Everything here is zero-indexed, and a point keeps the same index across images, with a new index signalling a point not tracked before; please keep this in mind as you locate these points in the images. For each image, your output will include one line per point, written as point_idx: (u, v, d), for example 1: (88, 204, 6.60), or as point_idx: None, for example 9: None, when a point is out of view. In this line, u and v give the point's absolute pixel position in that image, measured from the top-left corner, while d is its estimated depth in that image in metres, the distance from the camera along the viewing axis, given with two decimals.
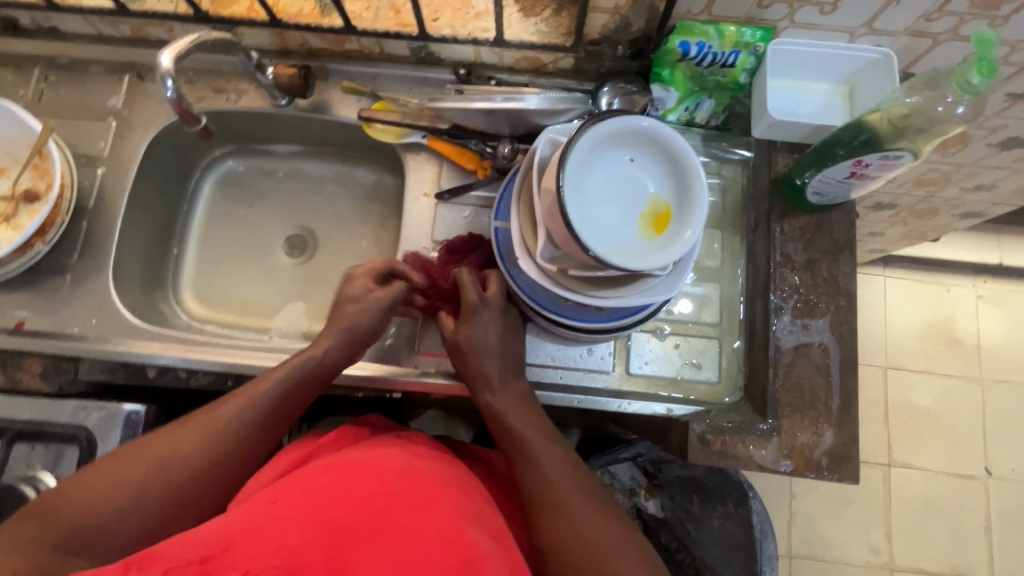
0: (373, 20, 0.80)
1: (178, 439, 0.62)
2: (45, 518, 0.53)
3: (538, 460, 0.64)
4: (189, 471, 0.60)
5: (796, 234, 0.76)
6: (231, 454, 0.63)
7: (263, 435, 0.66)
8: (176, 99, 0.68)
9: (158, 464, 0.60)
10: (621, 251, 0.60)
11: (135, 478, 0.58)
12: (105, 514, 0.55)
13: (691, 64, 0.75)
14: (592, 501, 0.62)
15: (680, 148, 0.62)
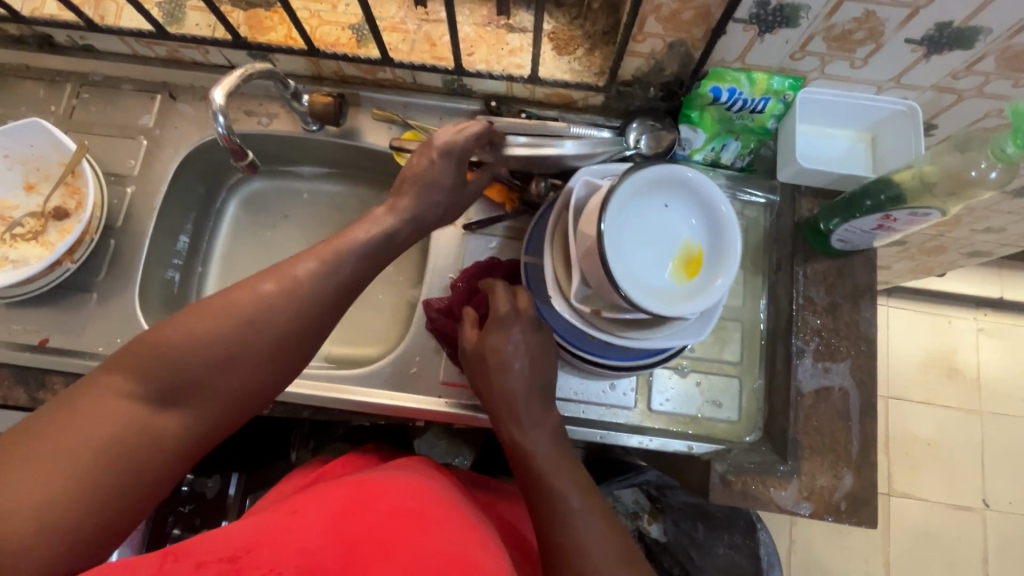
0: (409, 52, 0.81)
1: (247, 301, 0.54)
2: (131, 367, 0.51)
3: (547, 479, 0.61)
4: (265, 332, 0.54)
5: (819, 277, 0.78)
6: (307, 316, 0.56)
7: (340, 294, 0.59)
8: (226, 135, 0.68)
9: (236, 325, 0.53)
10: (655, 296, 0.61)
11: (214, 331, 0.52)
12: (189, 367, 0.51)
13: (721, 108, 0.77)
14: (603, 527, 0.58)
15: (713, 198, 0.64)
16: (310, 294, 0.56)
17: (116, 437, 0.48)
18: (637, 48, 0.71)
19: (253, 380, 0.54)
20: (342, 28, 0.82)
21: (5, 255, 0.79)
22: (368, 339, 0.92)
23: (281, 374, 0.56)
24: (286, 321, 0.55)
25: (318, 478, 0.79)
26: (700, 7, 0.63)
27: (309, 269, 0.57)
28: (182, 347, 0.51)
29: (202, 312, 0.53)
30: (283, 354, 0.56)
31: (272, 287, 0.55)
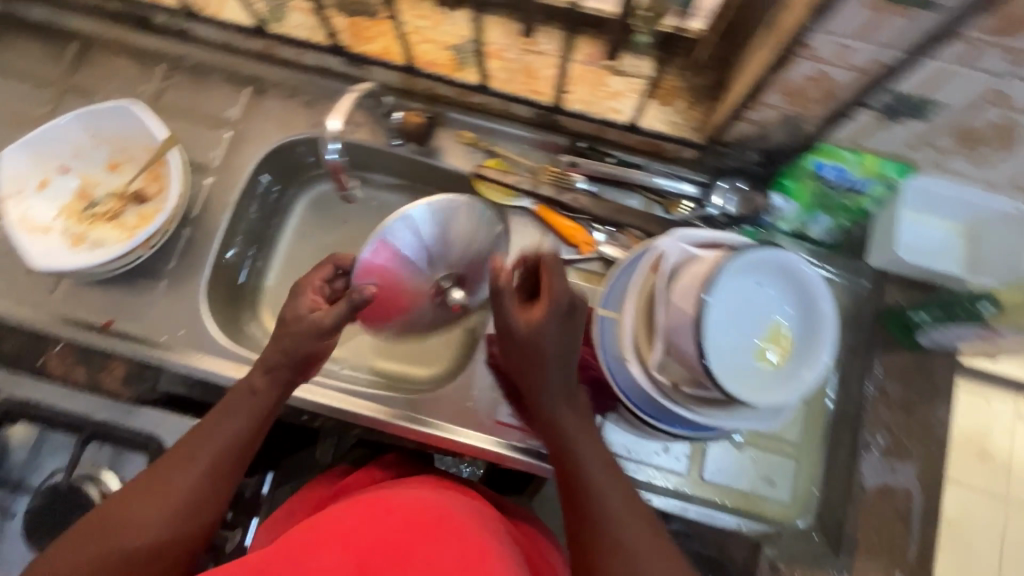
0: (506, 81, 0.81)
1: (162, 483, 0.59)
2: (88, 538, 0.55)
3: (589, 469, 0.58)
4: (178, 502, 0.58)
5: (896, 371, 0.75)
6: (216, 476, 0.61)
7: (243, 448, 0.63)
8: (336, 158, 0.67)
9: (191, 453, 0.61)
10: (740, 379, 0.58)
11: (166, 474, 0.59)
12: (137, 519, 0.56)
13: (822, 184, 0.75)
14: (645, 520, 0.56)
15: (813, 284, 0.61)
16: (222, 453, 0.61)
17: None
18: (749, 114, 0.69)
19: (170, 547, 0.57)
20: (442, 48, 0.81)
21: (83, 234, 0.79)
22: (418, 359, 0.90)
23: (200, 535, 0.59)
24: (197, 484, 0.60)
25: (342, 487, 0.78)
26: (830, 87, 0.60)
27: (219, 431, 0.62)
28: (101, 538, 0.55)
29: (121, 502, 0.58)
30: (197, 513, 0.59)
31: (190, 458, 0.61)
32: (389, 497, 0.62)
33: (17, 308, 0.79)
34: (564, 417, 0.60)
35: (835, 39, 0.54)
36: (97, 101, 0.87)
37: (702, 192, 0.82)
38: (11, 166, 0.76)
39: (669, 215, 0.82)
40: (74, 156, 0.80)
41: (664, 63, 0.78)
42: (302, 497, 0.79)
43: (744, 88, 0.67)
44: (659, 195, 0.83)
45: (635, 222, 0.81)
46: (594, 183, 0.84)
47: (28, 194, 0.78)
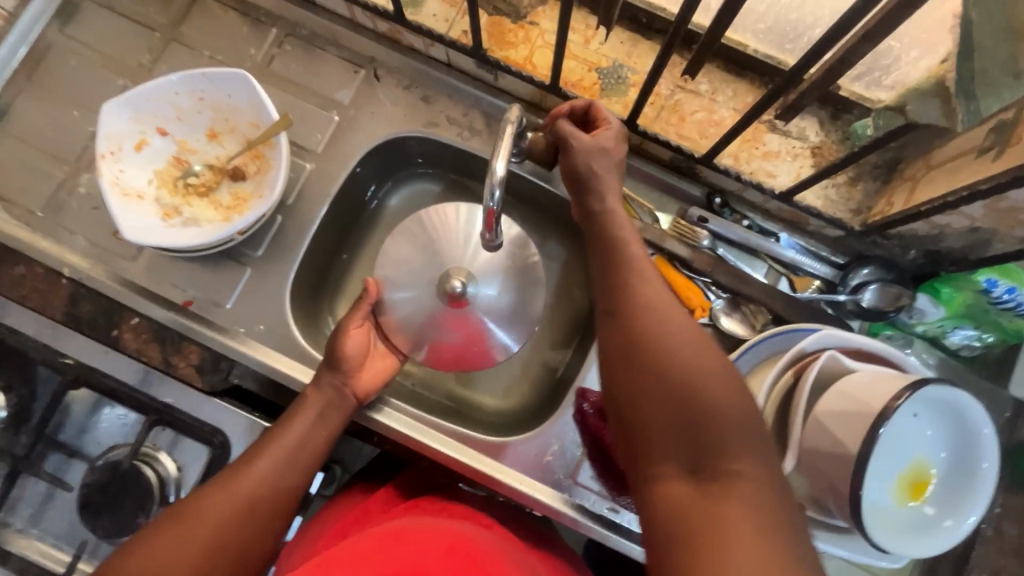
0: (654, 119, 0.73)
1: (237, 480, 0.58)
2: (172, 518, 0.54)
3: (670, 335, 0.52)
4: (246, 500, 0.57)
5: (1015, 512, 0.70)
6: (283, 476, 0.60)
7: (306, 454, 0.63)
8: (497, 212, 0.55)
9: (267, 449, 0.61)
10: (881, 520, 0.53)
11: (242, 468, 0.59)
12: (209, 506, 0.56)
13: (983, 298, 0.66)
14: (736, 390, 0.49)
15: (976, 426, 0.53)
16: (289, 454, 0.61)
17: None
18: (934, 217, 0.61)
19: (237, 540, 0.55)
20: (588, 68, 0.73)
21: (176, 208, 0.74)
22: (492, 389, 0.85)
23: (263, 537, 0.57)
24: (265, 484, 0.59)
25: (362, 512, 0.70)
26: None
27: (287, 434, 0.62)
28: (184, 528, 0.54)
29: (196, 499, 0.56)
30: (262, 511, 0.58)
31: (258, 458, 0.60)
32: (405, 532, 0.58)
33: (97, 272, 0.75)
34: (655, 312, 0.54)
35: None
36: (202, 57, 0.81)
37: (837, 274, 0.74)
38: (111, 122, 0.70)
39: (795, 293, 0.75)
40: (174, 119, 0.75)
41: (834, 129, 0.69)
42: (327, 513, 0.73)
43: (937, 190, 0.59)
44: (789, 269, 0.76)
45: (758, 296, 0.73)
46: (719, 243, 0.76)
47: (123, 154, 0.72)
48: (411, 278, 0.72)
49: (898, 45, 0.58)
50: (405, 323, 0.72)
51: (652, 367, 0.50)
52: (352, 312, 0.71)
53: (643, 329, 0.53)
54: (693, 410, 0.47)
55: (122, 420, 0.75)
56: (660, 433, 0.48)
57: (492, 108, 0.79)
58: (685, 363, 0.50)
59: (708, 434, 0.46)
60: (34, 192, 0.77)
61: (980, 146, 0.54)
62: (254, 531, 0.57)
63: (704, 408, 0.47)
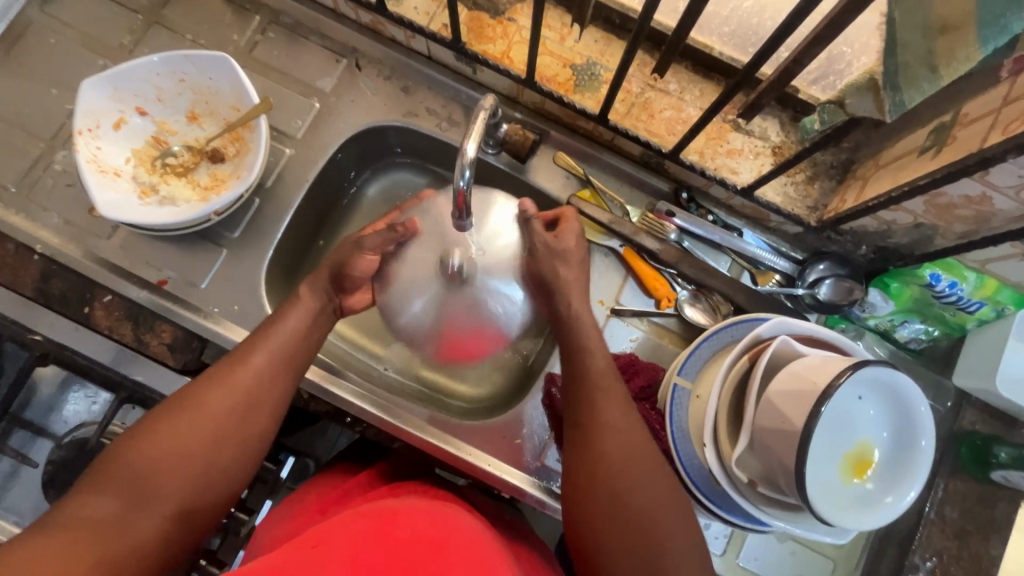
0: (624, 115, 0.76)
1: (234, 373, 0.58)
2: (175, 412, 0.55)
3: (621, 444, 0.59)
4: (243, 391, 0.58)
5: (958, 497, 0.74)
6: (280, 371, 0.61)
7: (299, 349, 0.63)
8: (466, 192, 0.57)
9: (263, 348, 0.61)
10: (826, 497, 0.55)
11: (237, 365, 0.59)
12: (210, 403, 0.56)
13: (928, 292, 0.70)
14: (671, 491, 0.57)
15: (914, 405, 0.57)
16: (285, 348, 0.62)
17: (123, 499, 0.50)
18: (881, 212, 0.65)
19: (237, 426, 0.56)
20: (563, 64, 0.76)
21: (153, 186, 0.75)
22: (465, 376, 0.87)
23: (262, 422, 0.58)
24: (262, 375, 0.59)
25: (343, 491, 0.72)
26: (986, 211, 0.56)
27: (282, 331, 0.62)
28: (185, 415, 0.55)
29: (195, 390, 0.57)
30: (261, 402, 0.58)
31: (254, 352, 0.60)
32: (396, 512, 0.58)
33: (70, 249, 0.75)
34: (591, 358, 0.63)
35: (1017, 170, 0.50)
36: (185, 41, 0.82)
37: (796, 270, 0.78)
38: (90, 99, 0.71)
39: (756, 286, 0.78)
40: (155, 100, 0.76)
41: (794, 130, 0.73)
42: (303, 494, 0.74)
43: (883, 187, 0.63)
44: (751, 263, 0.79)
45: (721, 288, 0.76)
46: (685, 237, 0.79)
47: (101, 132, 0.73)
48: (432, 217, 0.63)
49: (850, 50, 0.62)
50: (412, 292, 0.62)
51: (606, 474, 0.57)
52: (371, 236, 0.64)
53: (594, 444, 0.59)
54: (632, 512, 0.55)
55: (90, 398, 0.77)
56: (604, 530, 0.56)
57: (470, 101, 0.82)
58: (632, 457, 0.58)
59: (640, 530, 0.54)
60: (8, 167, 0.77)
61: (922, 146, 0.58)
62: (254, 421, 0.58)
63: (637, 507, 0.56)
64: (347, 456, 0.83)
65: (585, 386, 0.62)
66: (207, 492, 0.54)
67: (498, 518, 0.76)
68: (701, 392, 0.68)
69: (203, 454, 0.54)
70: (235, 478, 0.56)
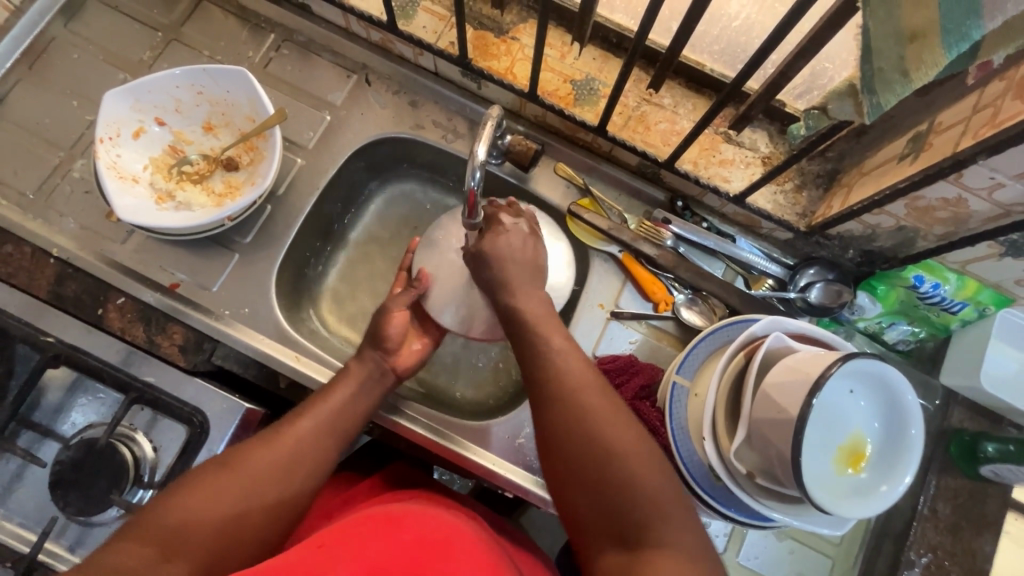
0: (621, 126, 0.80)
1: (280, 438, 0.61)
2: (220, 471, 0.57)
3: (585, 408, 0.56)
4: (286, 458, 0.60)
5: (949, 493, 0.76)
6: (323, 441, 0.63)
7: (344, 419, 0.66)
8: (477, 191, 0.63)
9: (314, 416, 0.64)
10: (822, 486, 0.57)
11: (285, 433, 0.61)
12: (257, 464, 0.58)
13: (913, 294, 0.74)
14: (654, 461, 0.54)
15: (903, 396, 0.60)
16: (332, 419, 0.65)
17: (159, 550, 0.50)
18: (866, 216, 0.69)
19: (274, 488, 0.58)
20: (564, 80, 0.80)
21: (170, 192, 0.78)
22: (469, 376, 0.90)
23: (296, 487, 0.59)
24: (306, 441, 0.62)
25: (346, 499, 0.72)
26: (962, 212, 0.60)
27: (330, 401, 0.66)
28: (229, 474, 0.57)
29: (241, 454, 0.59)
30: (300, 470, 0.60)
31: (302, 420, 0.63)
32: (404, 513, 0.58)
33: (85, 253, 0.77)
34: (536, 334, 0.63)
35: (988, 171, 0.54)
36: (202, 57, 0.86)
37: (787, 274, 0.81)
38: (112, 110, 0.74)
39: (750, 290, 0.81)
40: (173, 111, 0.79)
41: (781, 141, 0.77)
42: None
43: (867, 192, 0.66)
44: (744, 268, 0.82)
45: (715, 290, 0.79)
46: (681, 243, 0.83)
47: (121, 141, 0.76)
48: (436, 256, 0.81)
49: (831, 66, 0.70)
50: (438, 296, 0.78)
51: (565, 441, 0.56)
52: (399, 294, 0.76)
53: (557, 415, 0.57)
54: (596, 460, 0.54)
55: (99, 401, 0.75)
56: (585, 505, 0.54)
57: (474, 114, 0.86)
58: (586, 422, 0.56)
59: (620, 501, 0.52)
60: (26, 175, 0.79)
61: (901, 152, 0.62)
62: (290, 483, 0.59)
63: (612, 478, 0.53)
64: (351, 462, 0.83)
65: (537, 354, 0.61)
66: (235, 552, 0.54)
67: (502, 527, 0.75)
68: (699, 390, 0.70)
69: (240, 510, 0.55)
70: (259, 542, 0.56)
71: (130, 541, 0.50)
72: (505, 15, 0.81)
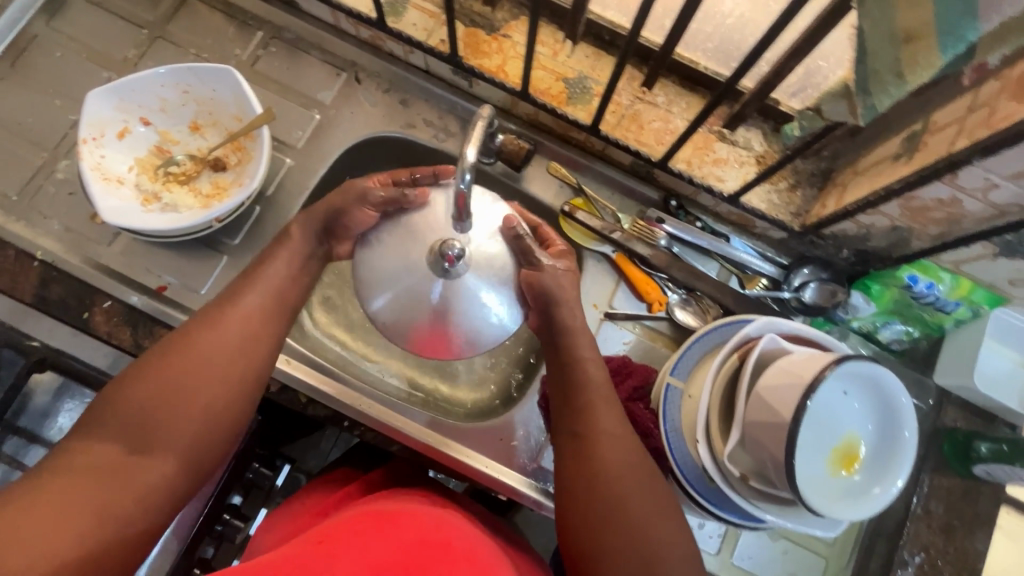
0: (614, 126, 0.79)
1: (223, 318, 0.60)
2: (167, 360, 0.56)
3: (624, 493, 0.59)
4: (233, 339, 0.59)
5: (943, 493, 0.76)
6: (267, 316, 0.62)
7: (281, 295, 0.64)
8: (467, 194, 0.57)
9: (252, 292, 0.62)
10: (816, 489, 0.57)
11: (226, 313, 0.60)
12: (204, 346, 0.58)
13: (907, 293, 0.74)
14: (670, 519, 0.58)
15: (897, 397, 0.59)
16: (273, 293, 0.63)
17: (124, 444, 0.52)
18: (860, 216, 0.68)
19: (231, 372, 0.58)
20: (556, 78, 0.79)
21: (156, 194, 0.77)
22: (462, 378, 0.89)
23: (251, 366, 0.60)
24: (250, 323, 0.61)
25: (343, 495, 0.71)
26: (957, 213, 0.60)
27: (268, 276, 0.64)
28: (176, 359, 0.56)
29: (183, 338, 0.58)
30: (250, 346, 0.60)
31: (242, 297, 0.61)
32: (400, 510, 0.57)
33: (71, 256, 0.75)
34: (592, 374, 0.65)
35: (983, 172, 0.54)
36: (188, 55, 0.84)
37: (782, 274, 0.80)
38: (96, 109, 0.73)
39: (744, 290, 0.81)
40: (158, 110, 0.78)
41: (776, 140, 0.76)
42: (302, 498, 0.73)
43: (861, 192, 0.66)
44: (739, 268, 0.82)
45: (710, 290, 0.79)
46: (675, 242, 0.82)
47: (105, 141, 0.75)
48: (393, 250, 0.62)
49: (825, 64, 0.67)
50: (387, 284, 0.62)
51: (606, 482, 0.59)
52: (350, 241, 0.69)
53: (594, 458, 0.61)
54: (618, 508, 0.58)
55: (86, 405, 0.76)
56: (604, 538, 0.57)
57: (466, 113, 0.85)
58: (625, 473, 0.60)
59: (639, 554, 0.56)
60: (9, 176, 0.78)
61: (896, 152, 0.61)
62: (246, 359, 0.59)
63: (638, 518, 0.57)
64: (345, 462, 0.82)
65: (587, 400, 0.64)
66: (208, 436, 0.56)
67: (497, 526, 0.75)
68: (693, 391, 0.70)
69: (202, 401, 0.56)
70: (229, 421, 0.57)
71: (94, 436, 0.52)
72: (496, 12, 0.80)
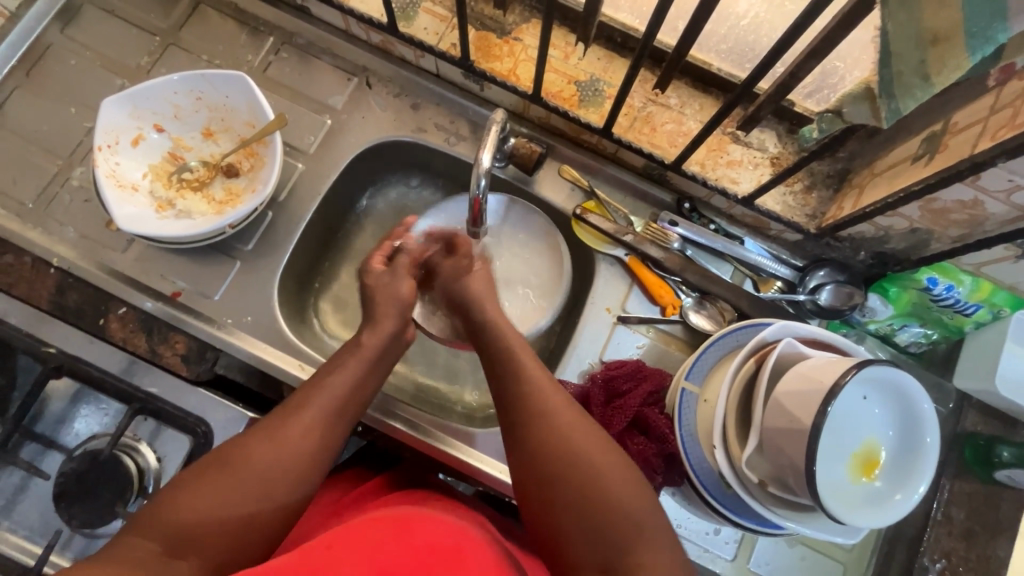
0: (627, 128, 0.78)
1: (288, 426, 0.57)
2: (221, 463, 0.54)
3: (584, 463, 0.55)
4: (292, 450, 0.56)
5: (963, 498, 0.76)
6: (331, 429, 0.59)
7: (349, 408, 0.62)
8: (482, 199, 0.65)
9: (318, 401, 0.60)
10: (837, 495, 0.56)
11: (290, 423, 0.57)
12: (264, 455, 0.55)
13: (926, 296, 0.73)
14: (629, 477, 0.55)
15: (920, 402, 0.58)
16: (338, 403, 0.61)
17: (163, 545, 0.48)
18: (878, 218, 0.67)
19: (283, 491, 0.54)
20: (568, 81, 0.79)
21: (170, 201, 0.77)
22: (473, 382, 0.89)
23: (302, 488, 0.56)
24: (309, 437, 0.57)
25: (357, 495, 0.70)
26: (979, 215, 0.59)
27: (334, 387, 0.61)
28: (231, 466, 0.54)
29: (242, 444, 0.56)
30: (308, 462, 0.57)
31: (308, 407, 0.59)
32: (412, 517, 0.56)
33: (86, 262, 0.76)
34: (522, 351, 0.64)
35: (1007, 174, 0.53)
36: (200, 61, 0.84)
37: (797, 276, 0.80)
38: (110, 116, 0.73)
39: (759, 293, 0.80)
40: (171, 117, 0.78)
41: (791, 141, 0.76)
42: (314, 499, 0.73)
43: (880, 194, 0.65)
44: (753, 270, 0.81)
45: (724, 294, 0.78)
46: (689, 245, 0.81)
47: (120, 148, 0.75)
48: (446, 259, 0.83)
49: (842, 65, 0.68)
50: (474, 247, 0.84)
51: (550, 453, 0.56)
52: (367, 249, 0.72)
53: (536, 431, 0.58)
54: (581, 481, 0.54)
55: (102, 411, 0.74)
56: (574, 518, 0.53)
57: (477, 117, 0.85)
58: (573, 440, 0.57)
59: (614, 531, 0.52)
60: (25, 184, 0.78)
61: (916, 153, 0.60)
62: (301, 476, 0.56)
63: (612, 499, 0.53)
64: (358, 463, 0.81)
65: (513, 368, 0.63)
66: (246, 551, 0.51)
67: (511, 532, 0.74)
68: (709, 395, 0.69)
69: (251, 511, 0.52)
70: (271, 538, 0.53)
71: (132, 535, 0.48)
72: (507, 15, 0.80)
